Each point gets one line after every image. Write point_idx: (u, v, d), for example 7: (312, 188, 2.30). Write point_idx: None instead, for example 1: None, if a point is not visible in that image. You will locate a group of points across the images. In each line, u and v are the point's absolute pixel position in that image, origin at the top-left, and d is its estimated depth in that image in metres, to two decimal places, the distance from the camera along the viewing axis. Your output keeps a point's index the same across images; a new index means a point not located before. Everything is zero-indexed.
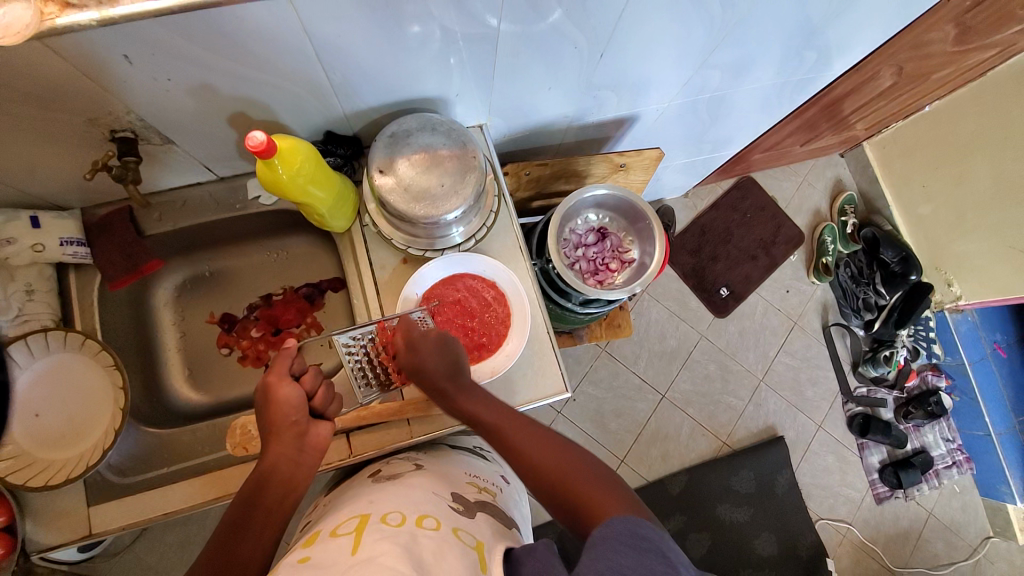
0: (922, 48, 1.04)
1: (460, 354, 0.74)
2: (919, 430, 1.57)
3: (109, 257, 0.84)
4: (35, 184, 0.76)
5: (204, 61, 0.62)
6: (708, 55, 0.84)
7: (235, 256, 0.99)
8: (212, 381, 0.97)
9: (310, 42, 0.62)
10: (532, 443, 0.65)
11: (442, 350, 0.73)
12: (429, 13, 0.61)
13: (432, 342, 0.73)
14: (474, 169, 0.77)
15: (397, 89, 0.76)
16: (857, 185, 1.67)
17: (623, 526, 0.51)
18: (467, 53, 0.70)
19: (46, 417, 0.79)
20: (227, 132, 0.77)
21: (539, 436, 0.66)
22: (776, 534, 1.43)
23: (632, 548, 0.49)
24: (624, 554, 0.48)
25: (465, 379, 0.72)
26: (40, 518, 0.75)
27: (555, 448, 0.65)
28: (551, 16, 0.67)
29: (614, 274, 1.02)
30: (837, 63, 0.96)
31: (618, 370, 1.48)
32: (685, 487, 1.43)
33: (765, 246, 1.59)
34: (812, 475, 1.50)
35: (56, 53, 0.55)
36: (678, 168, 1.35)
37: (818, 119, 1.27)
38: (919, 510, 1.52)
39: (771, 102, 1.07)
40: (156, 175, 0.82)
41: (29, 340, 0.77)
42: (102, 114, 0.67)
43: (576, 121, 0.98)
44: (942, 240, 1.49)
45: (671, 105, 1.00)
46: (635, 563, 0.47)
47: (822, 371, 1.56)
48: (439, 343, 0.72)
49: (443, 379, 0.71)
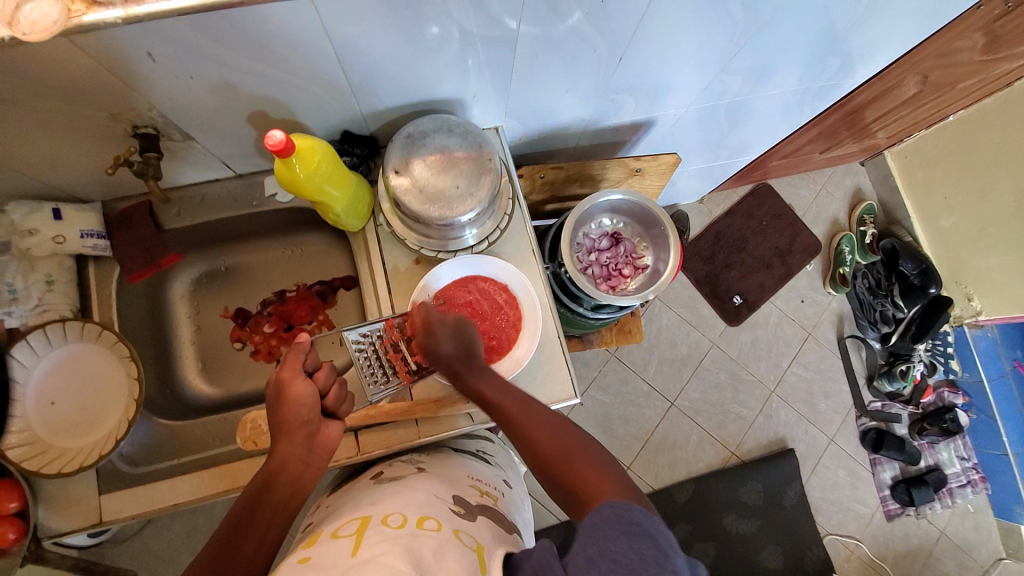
0: (948, 57, 1.02)
1: (475, 337, 0.76)
2: (933, 447, 1.54)
3: (129, 251, 0.86)
4: (58, 177, 0.77)
5: (225, 60, 0.62)
6: (728, 60, 0.83)
7: (249, 252, 1.00)
8: (224, 374, 0.98)
9: (330, 43, 0.62)
10: (539, 424, 0.65)
11: (459, 335, 0.75)
12: (447, 14, 0.61)
13: (449, 326, 0.75)
14: (490, 171, 0.77)
15: (415, 89, 0.76)
16: (877, 195, 1.64)
17: (612, 511, 0.51)
18: (485, 54, 0.70)
19: (62, 405, 0.80)
20: (247, 130, 0.78)
21: (551, 421, 0.65)
22: (782, 547, 1.41)
23: (623, 533, 0.49)
24: (615, 540, 0.48)
25: (480, 361, 0.74)
26: (54, 504, 0.76)
27: (561, 433, 0.64)
28: (570, 17, 0.66)
29: (627, 280, 1.01)
30: (860, 70, 0.95)
31: (627, 376, 1.47)
32: (691, 496, 1.42)
33: (780, 255, 1.57)
34: (822, 489, 1.48)
35: (83, 49, 0.56)
36: (694, 173, 1.34)
37: (839, 127, 1.25)
38: (930, 529, 1.49)
39: (792, 108, 1.06)
40: (176, 170, 0.83)
41: (47, 329, 0.78)
42: (124, 110, 0.68)
43: (593, 124, 0.98)
44: (962, 254, 1.46)
45: (689, 110, 0.99)
46: (628, 549, 0.47)
47: (834, 384, 1.54)
48: (452, 327, 0.75)
49: (456, 364, 0.73)
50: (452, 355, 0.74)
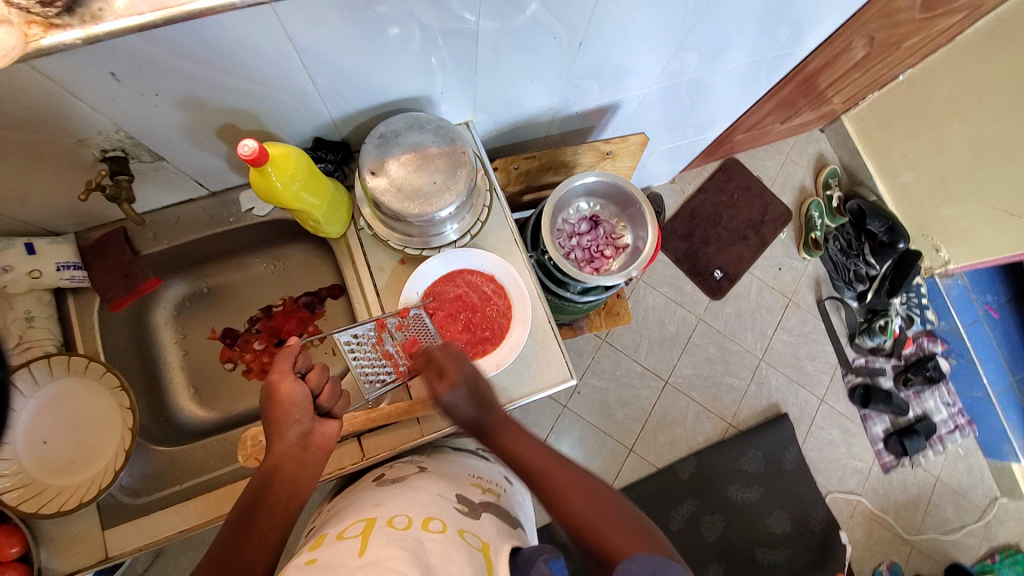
0: (891, 17, 1.06)
1: (485, 385, 0.73)
2: (919, 397, 1.59)
3: (108, 279, 0.85)
4: (28, 211, 0.76)
5: (188, 73, 0.62)
6: (683, 38, 0.86)
7: (232, 271, 0.99)
8: (217, 397, 0.97)
9: (294, 48, 0.63)
10: (570, 485, 0.65)
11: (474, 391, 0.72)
12: (407, 13, 0.62)
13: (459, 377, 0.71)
14: (465, 164, 0.78)
15: (382, 90, 0.76)
16: (839, 160, 1.70)
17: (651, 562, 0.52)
18: (447, 50, 0.71)
19: (55, 444, 0.78)
20: (218, 144, 0.77)
21: (575, 475, 0.66)
22: (787, 509, 1.45)
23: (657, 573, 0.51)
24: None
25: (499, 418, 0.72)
26: (55, 545, 0.75)
27: (593, 494, 0.64)
28: (528, 8, 0.68)
29: (610, 260, 1.03)
30: (809, 38, 0.99)
31: (620, 359, 1.49)
32: (695, 472, 1.44)
33: (754, 227, 1.62)
34: (819, 449, 1.52)
35: (43, 74, 0.56)
36: (663, 154, 1.37)
37: (795, 95, 1.30)
38: (926, 476, 1.54)
39: (749, 81, 1.10)
40: (149, 193, 0.82)
41: (31, 368, 0.76)
42: (91, 135, 0.68)
43: (560, 112, 1.00)
44: (927, 206, 1.51)
45: (651, 91, 1.02)
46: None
47: (820, 345, 1.58)
48: (460, 361, 0.73)
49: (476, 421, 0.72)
50: (473, 418, 0.71)
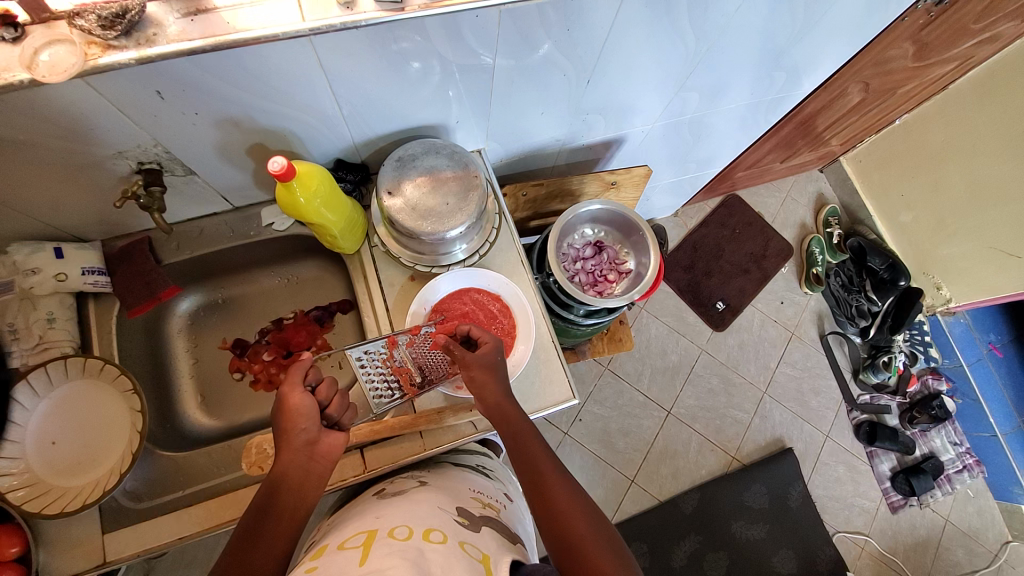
0: (884, 65, 1.12)
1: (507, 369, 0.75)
2: (925, 435, 1.57)
3: (129, 286, 0.88)
4: (61, 217, 0.80)
5: (227, 95, 0.67)
6: (684, 78, 0.91)
7: (248, 284, 1.03)
8: (224, 405, 0.99)
9: (325, 77, 0.68)
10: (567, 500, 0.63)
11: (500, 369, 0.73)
12: (429, 49, 0.67)
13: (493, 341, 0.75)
14: (476, 187, 0.82)
15: (403, 118, 0.81)
16: (839, 199, 1.74)
17: None
18: (464, 84, 0.77)
19: (63, 444, 0.79)
20: (246, 161, 0.82)
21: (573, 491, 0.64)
22: (793, 549, 1.41)
23: None
24: None
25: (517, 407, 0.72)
26: (55, 547, 0.75)
27: (582, 511, 0.62)
28: (541, 48, 0.73)
29: (613, 284, 1.06)
30: (806, 81, 1.04)
31: (622, 388, 1.50)
32: (698, 505, 1.42)
33: (756, 260, 1.65)
34: (824, 486, 1.50)
35: (96, 91, 0.61)
36: (666, 188, 1.42)
37: (794, 136, 1.35)
38: (935, 518, 1.50)
39: (749, 121, 1.15)
40: (176, 205, 0.87)
41: (48, 368, 0.79)
42: (130, 148, 0.72)
43: (568, 144, 1.05)
44: (926, 246, 1.54)
45: (655, 127, 1.07)
46: None
47: (823, 380, 1.58)
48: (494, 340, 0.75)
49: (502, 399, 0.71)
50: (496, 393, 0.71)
